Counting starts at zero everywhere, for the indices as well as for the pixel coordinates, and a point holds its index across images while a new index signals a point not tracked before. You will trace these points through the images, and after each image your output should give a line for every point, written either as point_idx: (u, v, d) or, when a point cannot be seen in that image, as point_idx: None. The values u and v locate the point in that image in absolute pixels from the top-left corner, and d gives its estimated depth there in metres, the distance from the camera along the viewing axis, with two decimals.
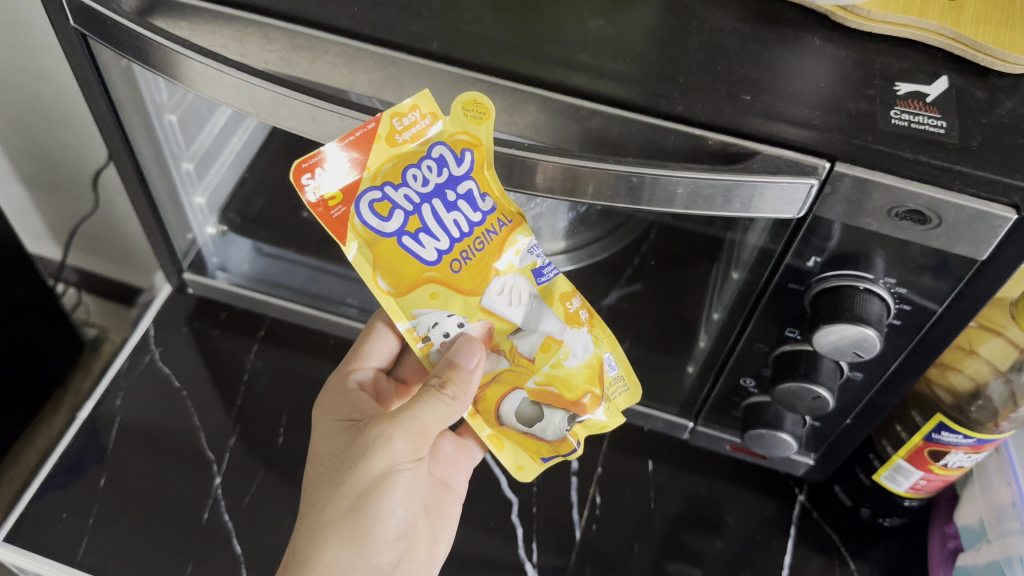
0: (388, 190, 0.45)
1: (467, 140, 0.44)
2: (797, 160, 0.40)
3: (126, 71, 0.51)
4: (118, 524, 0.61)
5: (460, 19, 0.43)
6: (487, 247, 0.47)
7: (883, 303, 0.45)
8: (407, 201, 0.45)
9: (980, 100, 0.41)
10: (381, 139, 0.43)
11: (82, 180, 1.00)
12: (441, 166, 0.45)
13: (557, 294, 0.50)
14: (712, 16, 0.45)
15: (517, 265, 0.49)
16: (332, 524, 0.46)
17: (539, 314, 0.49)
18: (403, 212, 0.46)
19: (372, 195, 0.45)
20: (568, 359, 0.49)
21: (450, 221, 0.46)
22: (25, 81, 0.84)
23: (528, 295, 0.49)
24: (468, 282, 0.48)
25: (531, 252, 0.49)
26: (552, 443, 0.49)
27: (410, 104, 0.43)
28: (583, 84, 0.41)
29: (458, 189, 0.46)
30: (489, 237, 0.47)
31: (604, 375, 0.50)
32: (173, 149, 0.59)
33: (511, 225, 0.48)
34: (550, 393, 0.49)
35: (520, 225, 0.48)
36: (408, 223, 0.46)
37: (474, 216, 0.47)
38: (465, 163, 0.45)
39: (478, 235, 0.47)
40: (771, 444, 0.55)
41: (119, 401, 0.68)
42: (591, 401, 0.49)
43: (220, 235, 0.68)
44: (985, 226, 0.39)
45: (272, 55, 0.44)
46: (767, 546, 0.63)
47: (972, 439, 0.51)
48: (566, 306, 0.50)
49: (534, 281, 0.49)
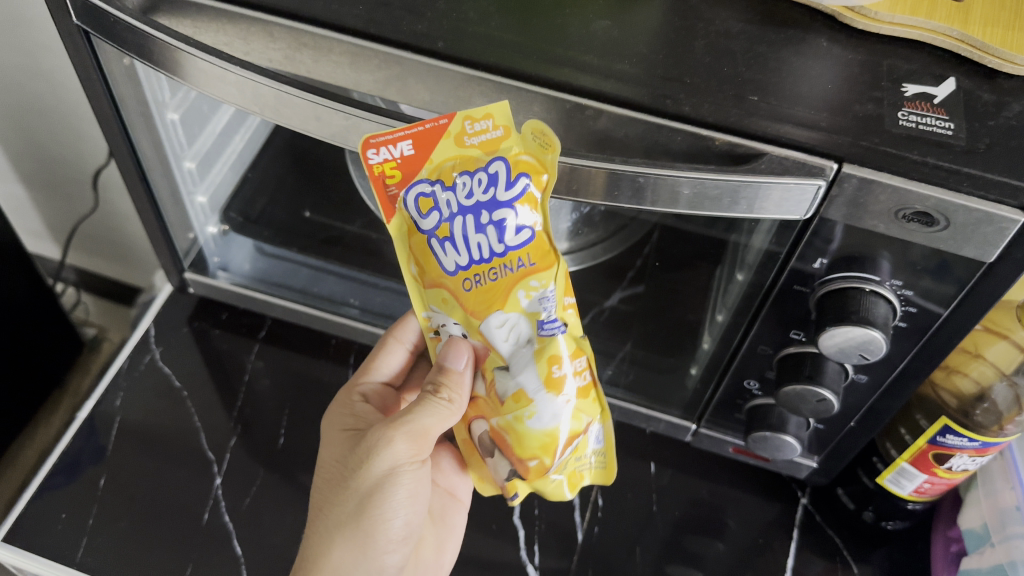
0: (437, 188, 0.44)
1: (530, 163, 0.43)
2: (805, 161, 0.40)
3: (129, 69, 0.51)
4: (117, 524, 0.61)
5: (465, 18, 0.43)
6: (500, 280, 0.45)
7: (888, 306, 0.45)
8: (447, 206, 0.44)
9: (987, 102, 0.41)
10: (449, 136, 0.43)
11: (83, 179, 0.99)
12: (490, 184, 0.44)
13: (548, 354, 0.45)
14: (719, 18, 0.44)
15: (524, 307, 0.45)
16: (337, 526, 0.46)
17: (522, 362, 0.45)
18: (439, 216, 0.45)
19: (421, 188, 0.45)
20: (531, 419, 0.45)
21: (475, 242, 0.44)
22: (26, 81, 0.84)
23: (524, 339, 0.45)
24: (474, 302, 0.45)
25: (542, 301, 0.45)
26: (500, 480, 0.48)
27: (484, 111, 0.42)
28: (589, 84, 0.41)
29: (494, 214, 0.44)
30: (504, 272, 0.45)
31: (565, 446, 0.46)
32: (175, 147, 0.59)
33: (534, 266, 0.45)
34: (503, 439, 0.46)
35: (545, 271, 0.45)
36: (440, 228, 0.45)
37: (498, 247, 0.44)
38: (515, 186, 0.43)
39: (495, 265, 0.45)
40: (775, 447, 0.55)
41: (119, 401, 0.68)
42: (535, 467, 0.46)
43: (222, 235, 0.68)
44: (993, 229, 0.39)
45: (275, 53, 0.44)
46: (770, 549, 0.63)
47: (976, 442, 0.51)
48: (552, 369, 0.45)
49: (536, 330, 0.45)
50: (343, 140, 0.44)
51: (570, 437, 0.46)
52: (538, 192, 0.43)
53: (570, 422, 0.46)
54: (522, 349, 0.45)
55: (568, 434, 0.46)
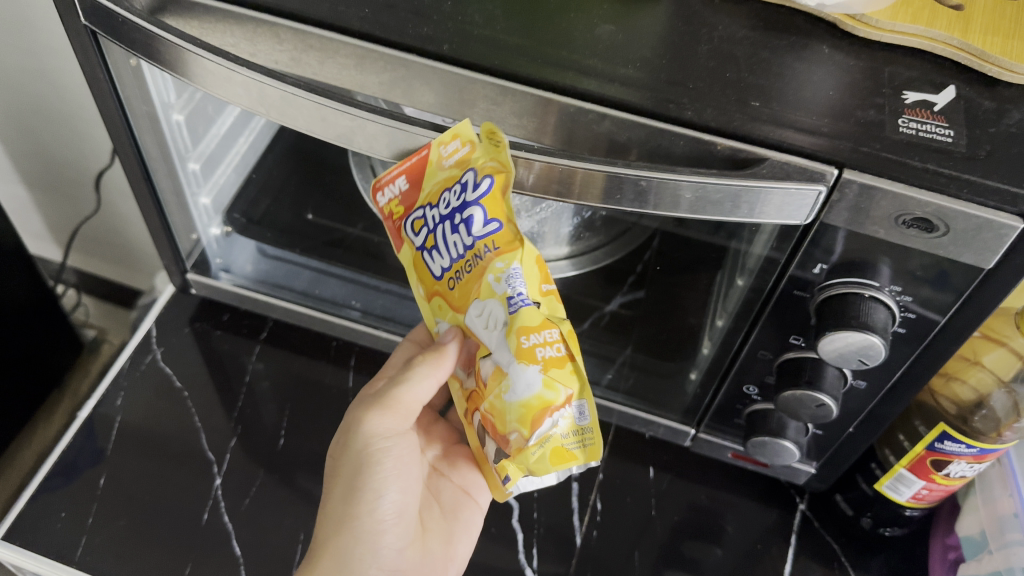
0: (427, 210, 0.46)
1: (495, 167, 0.43)
2: (805, 166, 0.40)
3: (135, 71, 0.51)
4: (117, 524, 0.61)
5: (470, 22, 0.43)
6: (474, 272, 0.44)
7: (887, 311, 0.45)
8: (433, 220, 0.45)
9: (988, 110, 0.42)
10: (432, 164, 0.44)
11: (85, 181, 1.00)
12: (462, 190, 0.44)
13: (517, 326, 0.42)
14: (722, 24, 0.45)
15: (496, 293, 0.43)
16: (331, 506, 0.49)
17: (495, 344, 0.43)
18: (426, 230, 0.46)
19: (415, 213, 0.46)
20: (508, 393, 0.43)
21: (452, 242, 0.45)
22: (31, 82, 0.85)
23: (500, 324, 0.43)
24: (459, 299, 0.45)
25: (510, 282, 0.43)
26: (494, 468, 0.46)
27: (450, 133, 0.43)
28: (593, 88, 0.41)
29: (464, 214, 0.44)
30: (477, 263, 0.44)
31: (545, 419, 0.42)
32: (179, 148, 0.59)
33: (500, 251, 0.43)
34: (489, 419, 0.44)
35: (512, 253, 0.43)
36: (427, 240, 0.46)
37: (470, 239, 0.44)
38: (481, 183, 0.43)
39: (470, 259, 0.44)
40: (774, 452, 0.55)
41: (120, 401, 0.68)
42: (517, 441, 0.43)
43: (225, 236, 0.68)
44: (992, 235, 0.39)
45: (282, 55, 0.44)
46: (767, 555, 0.63)
47: (974, 448, 0.52)
48: (521, 341, 0.42)
49: (507, 311, 0.43)
50: (348, 141, 0.44)
51: (545, 408, 0.42)
52: (504, 192, 0.43)
53: (546, 390, 0.42)
54: (495, 333, 0.43)
55: (548, 402, 0.42)
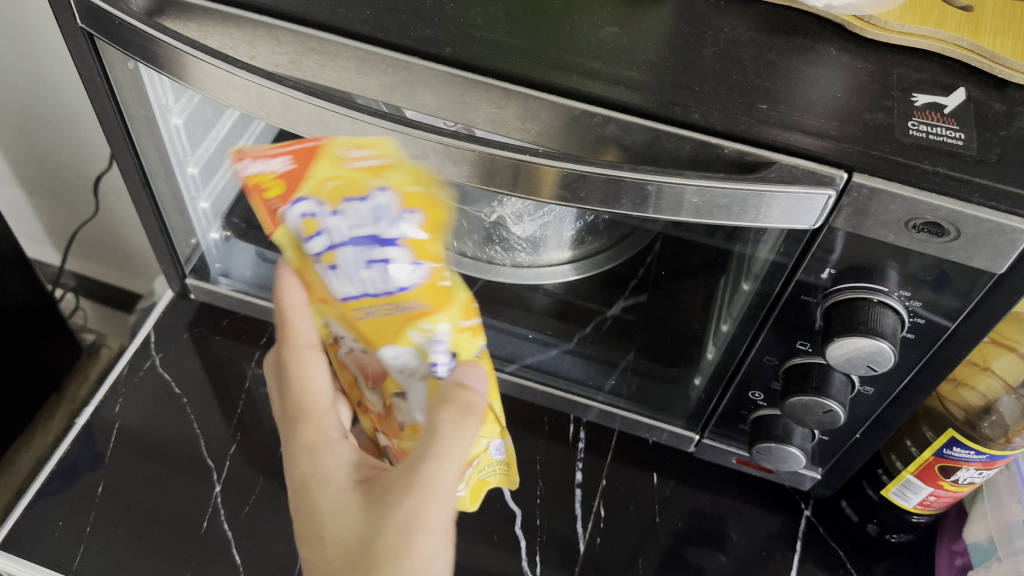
0: (322, 210, 0.41)
1: (336, 182, 0.41)
2: (814, 170, 0.39)
3: (133, 75, 0.51)
4: (116, 532, 0.60)
5: (473, 25, 0.42)
6: (393, 308, 0.41)
7: (896, 317, 0.44)
8: (338, 231, 0.41)
9: (998, 112, 0.41)
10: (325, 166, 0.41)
11: (83, 185, 0.99)
12: (324, 229, 0.41)
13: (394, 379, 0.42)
14: (728, 26, 0.44)
15: (416, 340, 0.41)
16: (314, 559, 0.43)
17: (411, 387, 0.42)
18: (329, 238, 0.41)
19: (305, 206, 0.41)
20: None
21: (364, 276, 0.41)
22: (28, 85, 0.84)
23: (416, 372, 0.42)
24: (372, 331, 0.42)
25: (437, 342, 0.41)
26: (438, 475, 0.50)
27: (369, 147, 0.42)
28: (598, 91, 0.40)
29: (368, 256, 0.40)
30: (406, 307, 0.41)
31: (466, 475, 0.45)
32: (177, 153, 0.58)
33: (422, 309, 0.41)
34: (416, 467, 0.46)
35: (429, 311, 0.41)
36: (325, 255, 0.41)
37: (397, 282, 0.41)
38: (410, 227, 0.41)
39: (401, 299, 0.41)
40: (780, 458, 0.55)
41: (118, 407, 0.67)
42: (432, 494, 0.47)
43: (223, 241, 0.66)
44: (1004, 240, 0.38)
45: (282, 58, 0.43)
46: (772, 561, 0.62)
47: (983, 455, 0.51)
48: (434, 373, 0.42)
49: (428, 366, 0.41)
50: None
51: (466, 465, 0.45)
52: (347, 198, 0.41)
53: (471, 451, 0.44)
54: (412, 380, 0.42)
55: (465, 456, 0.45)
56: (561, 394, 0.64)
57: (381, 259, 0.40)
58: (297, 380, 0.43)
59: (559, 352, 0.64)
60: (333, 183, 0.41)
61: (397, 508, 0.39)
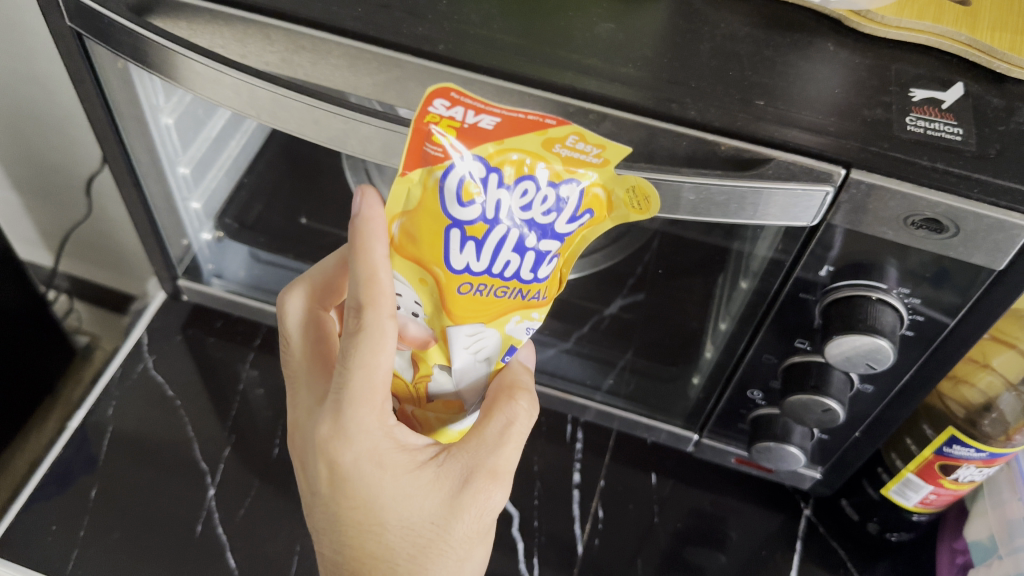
0: (491, 181, 0.36)
1: (518, 160, 0.36)
2: (812, 167, 0.39)
3: (122, 74, 0.50)
4: (109, 537, 0.60)
5: (466, 22, 0.42)
6: (496, 299, 0.38)
7: (896, 314, 0.44)
8: (498, 206, 0.36)
9: (997, 107, 0.41)
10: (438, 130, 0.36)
11: (76, 186, 0.99)
12: (553, 207, 0.37)
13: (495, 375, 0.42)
14: (724, 22, 0.44)
15: (508, 330, 0.40)
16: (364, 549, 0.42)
17: (465, 362, 0.40)
18: (481, 209, 0.36)
19: (474, 169, 0.36)
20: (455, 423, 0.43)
21: (504, 258, 0.37)
22: (19, 85, 0.83)
23: (486, 356, 0.41)
24: (461, 309, 0.38)
25: (526, 332, 0.40)
26: None
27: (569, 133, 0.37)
28: (593, 88, 0.40)
29: (541, 239, 0.37)
30: (512, 296, 0.38)
31: None
32: (168, 153, 0.57)
33: (537, 303, 0.39)
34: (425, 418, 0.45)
35: (536, 306, 0.39)
36: (473, 225, 0.36)
37: (532, 275, 0.38)
38: (577, 228, 0.38)
39: (508, 287, 0.38)
40: (779, 458, 0.54)
41: (110, 411, 0.66)
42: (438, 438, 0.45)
43: (217, 241, 0.66)
44: (1003, 236, 0.38)
45: (273, 56, 0.42)
46: (772, 561, 0.62)
47: (984, 452, 0.50)
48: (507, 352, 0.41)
49: (502, 357, 0.41)
50: (341, 144, 0.43)
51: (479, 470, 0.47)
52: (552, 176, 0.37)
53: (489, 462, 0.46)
54: (477, 362, 0.41)
55: None
56: (560, 394, 0.64)
57: (536, 250, 0.37)
58: (366, 352, 0.38)
59: (556, 352, 0.63)
60: (548, 165, 0.37)
61: (471, 504, 0.41)
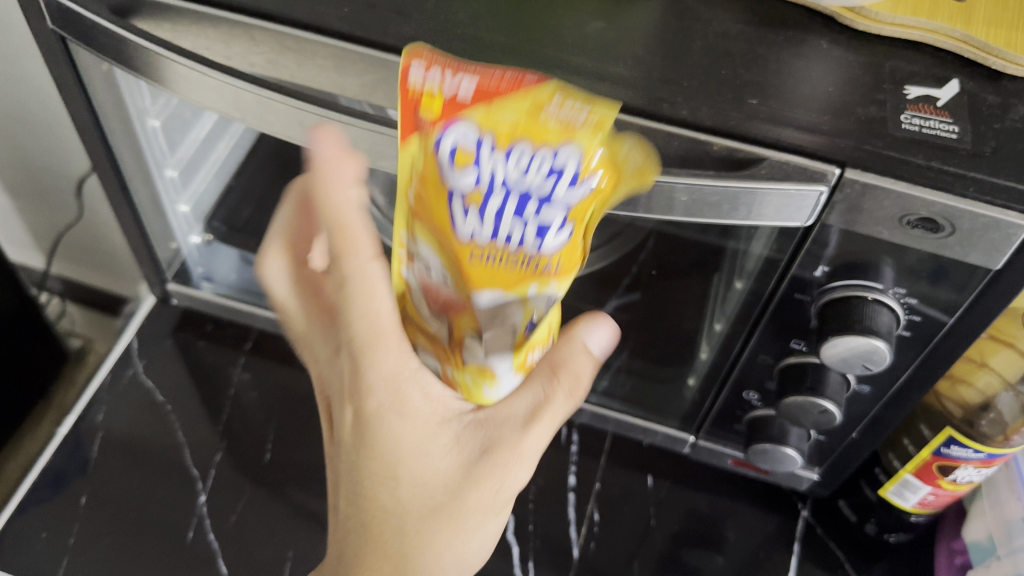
0: (483, 148, 0.34)
1: (508, 126, 0.34)
2: (806, 166, 0.38)
3: (107, 76, 0.49)
4: (99, 545, 0.59)
5: (454, 21, 0.41)
6: (506, 270, 0.36)
7: (891, 315, 0.43)
8: (491, 173, 0.34)
9: (993, 104, 0.40)
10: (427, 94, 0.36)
11: (67, 188, 0.98)
12: (552, 172, 0.34)
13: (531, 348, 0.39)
14: (716, 19, 0.43)
15: (529, 305, 0.37)
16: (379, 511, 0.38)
17: (493, 325, 0.38)
18: (476, 176, 0.34)
19: (464, 135, 0.35)
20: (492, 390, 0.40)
21: (506, 228, 0.35)
22: (8, 87, 0.83)
23: (515, 324, 0.38)
24: (475, 280, 0.36)
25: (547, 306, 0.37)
26: None
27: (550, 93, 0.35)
28: (583, 88, 0.39)
29: (541, 207, 0.34)
30: (524, 267, 0.36)
31: None
32: (155, 156, 0.56)
33: (556, 275, 0.36)
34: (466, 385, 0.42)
35: (546, 277, 0.36)
36: (470, 193, 0.35)
37: (538, 244, 0.35)
38: (588, 195, 0.35)
39: (519, 260, 0.35)
40: (775, 459, 0.54)
41: (100, 416, 0.66)
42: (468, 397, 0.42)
43: (206, 245, 0.65)
44: (999, 235, 0.38)
45: (259, 57, 0.42)
46: (770, 562, 0.61)
47: (981, 453, 0.50)
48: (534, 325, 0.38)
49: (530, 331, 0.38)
50: None
51: None
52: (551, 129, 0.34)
53: None
54: (507, 325, 0.38)
55: None
56: None
57: (535, 220, 0.34)
58: (362, 298, 0.36)
59: None
60: (540, 129, 0.34)
61: (490, 474, 0.37)
